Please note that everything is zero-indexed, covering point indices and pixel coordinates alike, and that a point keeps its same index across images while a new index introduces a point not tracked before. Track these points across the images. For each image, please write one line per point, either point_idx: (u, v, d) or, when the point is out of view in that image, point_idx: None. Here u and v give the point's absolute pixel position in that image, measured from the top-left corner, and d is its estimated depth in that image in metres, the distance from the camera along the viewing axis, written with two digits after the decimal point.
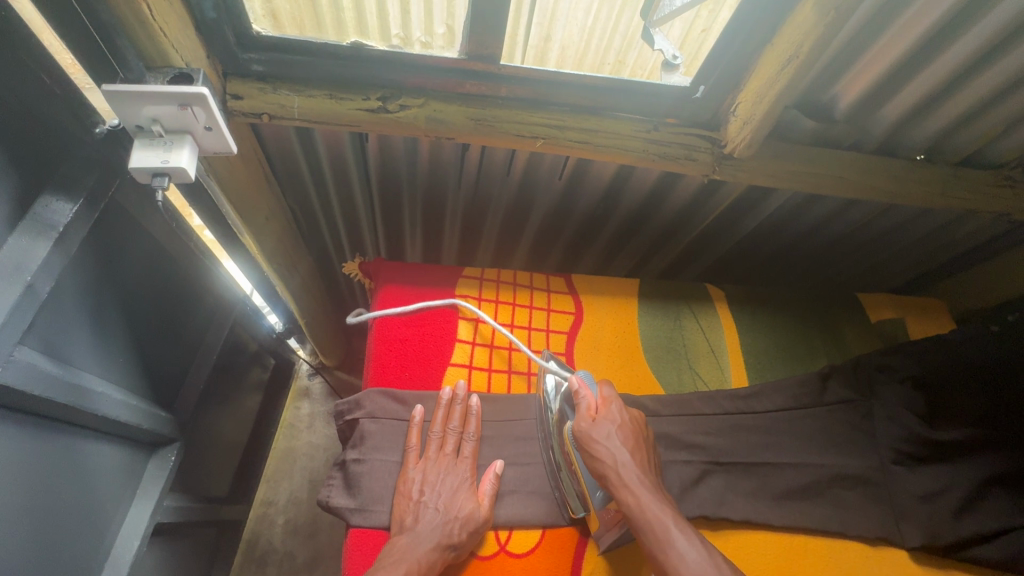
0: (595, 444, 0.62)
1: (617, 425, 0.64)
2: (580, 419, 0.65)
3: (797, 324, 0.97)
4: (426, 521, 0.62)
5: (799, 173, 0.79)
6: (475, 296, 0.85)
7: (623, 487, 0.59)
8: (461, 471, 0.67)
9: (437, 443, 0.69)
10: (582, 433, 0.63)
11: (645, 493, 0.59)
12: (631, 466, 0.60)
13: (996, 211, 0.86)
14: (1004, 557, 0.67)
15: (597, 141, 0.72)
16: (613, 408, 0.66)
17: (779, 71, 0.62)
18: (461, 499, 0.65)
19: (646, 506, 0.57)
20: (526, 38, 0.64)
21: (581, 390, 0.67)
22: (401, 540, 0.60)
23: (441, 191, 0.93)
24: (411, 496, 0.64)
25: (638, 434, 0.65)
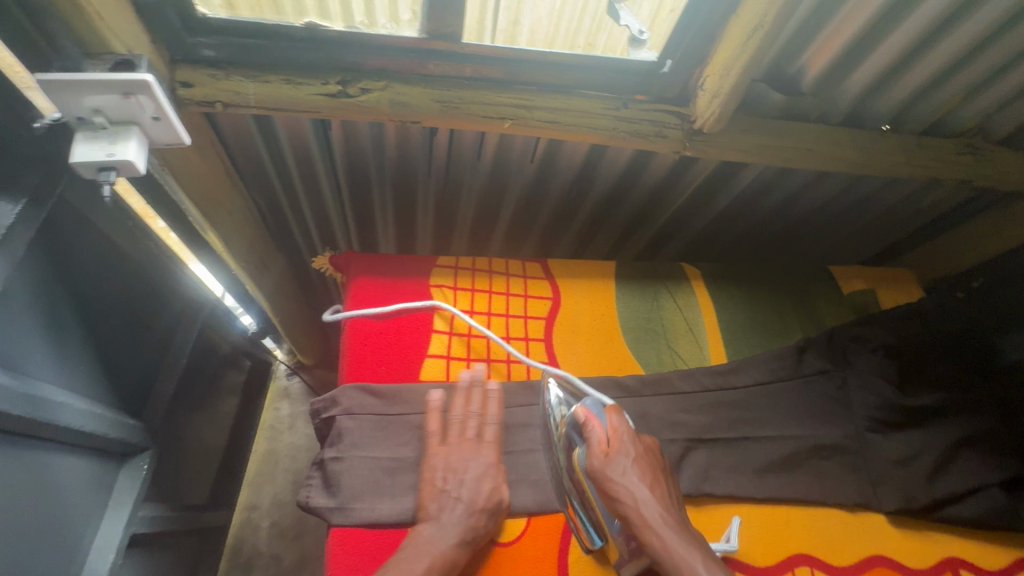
0: (613, 484, 0.58)
1: (631, 459, 0.60)
2: (593, 454, 0.61)
3: (775, 299, 0.94)
4: (449, 511, 0.60)
5: (768, 147, 0.78)
6: (450, 285, 0.81)
7: (649, 529, 0.56)
8: (482, 456, 0.65)
9: (459, 427, 0.67)
10: (597, 471, 0.59)
11: (673, 534, 0.55)
12: (653, 505, 0.57)
13: (959, 178, 0.88)
14: (951, 508, 0.75)
15: (567, 121, 0.69)
16: (623, 439, 0.62)
17: (741, 41, 0.60)
18: (484, 486, 0.62)
19: (674, 549, 0.54)
20: (494, 22, 0.62)
21: (590, 421, 0.63)
22: (422, 534, 0.58)
23: (411, 178, 0.93)
24: (433, 484, 0.62)
25: (653, 467, 0.61)
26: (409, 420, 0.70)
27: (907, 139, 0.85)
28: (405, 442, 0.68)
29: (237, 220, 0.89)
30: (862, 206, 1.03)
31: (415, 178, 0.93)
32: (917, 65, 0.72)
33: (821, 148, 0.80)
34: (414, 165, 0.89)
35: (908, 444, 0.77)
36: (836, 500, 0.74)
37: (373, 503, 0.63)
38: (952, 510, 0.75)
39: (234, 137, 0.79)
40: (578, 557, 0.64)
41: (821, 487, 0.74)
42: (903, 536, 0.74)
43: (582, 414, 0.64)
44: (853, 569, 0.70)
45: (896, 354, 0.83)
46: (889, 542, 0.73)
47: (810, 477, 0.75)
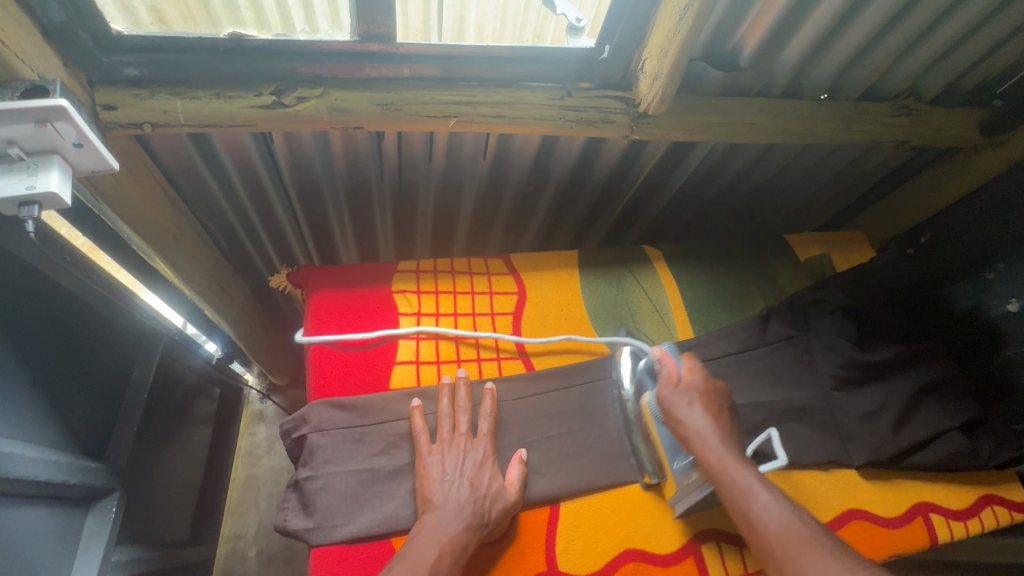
0: (677, 409, 0.66)
1: (698, 393, 0.68)
2: (663, 384, 0.69)
3: (738, 272, 0.95)
4: (453, 499, 0.60)
5: (713, 124, 0.79)
6: (413, 290, 0.79)
7: (704, 447, 0.63)
8: (480, 448, 0.65)
9: (450, 423, 0.67)
10: (666, 397, 0.68)
11: (727, 454, 0.62)
12: (713, 430, 0.64)
13: (898, 139, 0.92)
14: (917, 456, 0.78)
15: (512, 114, 0.69)
16: (695, 376, 0.70)
17: (674, 22, 0.61)
18: (485, 477, 0.63)
19: (728, 465, 0.61)
20: (439, 22, 0.63)
21: (664, 358, 0.71)
22: (427, 524, 0.58)
23: (364, 184, 0.91)
24: (434, 477, 0.62)
25: (718, 402, 0.69)
26: (382, 429, 0.68)
27: (845, 106, 0.87)
28: (381, 452, 0.67)
29: (185, 243, 0.85)
30: (811, 174, 1.05)
31: (368, 187, 0.91)
32: (847, 32, 0.74)
33: (766, 119, 0.82)
34: (365, 172, 0.87)
35: (872, 399, 0.80)
36: (810, 460, 0.76)
37: (351, 519, 0.62)
38: (919, 457, 0.78)
39: (170, 157, 0.76)
40: (564, 549, 0.64)
41: (795, 450, 0.76)
42: (875, 489, 0.77)
43: (657, 354, 0.72)
44: (831, 525, 0.73)
45: (854, 315, 0.86)
46: (863, 495, 0.76)
47: (784, 441, 0.77)
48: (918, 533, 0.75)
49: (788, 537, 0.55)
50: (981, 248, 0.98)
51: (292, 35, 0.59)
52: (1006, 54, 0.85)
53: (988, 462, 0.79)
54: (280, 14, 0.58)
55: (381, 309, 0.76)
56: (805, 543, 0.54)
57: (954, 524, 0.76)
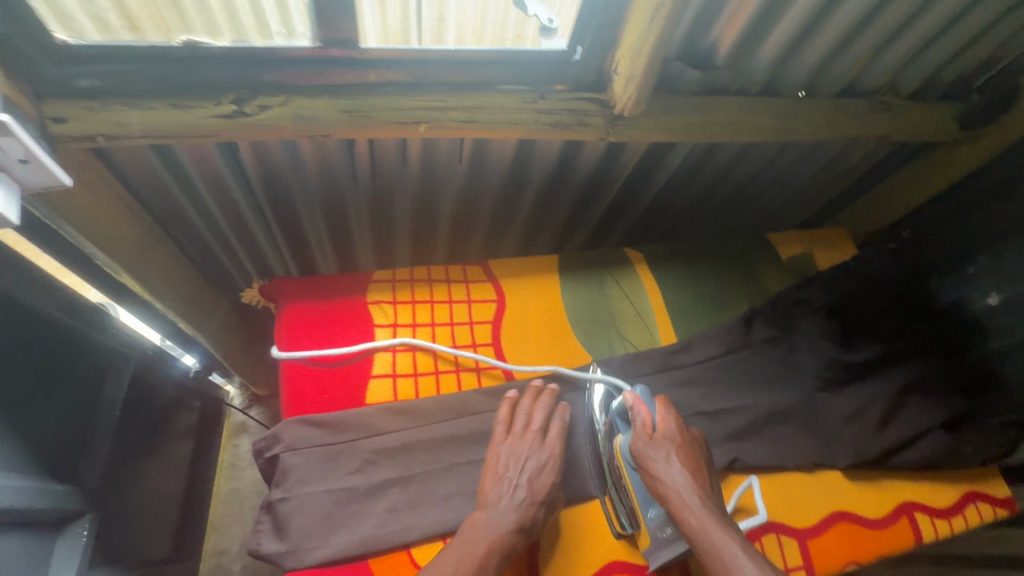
0: (654, 465, 0.63)
1: (675, 445, 0.65)
2: (637, 434, 0.66)
3: (721, 272, 0.94)
4: (507, 498, 0.62)
5: (691, 125, 0.78)
6: (389, 300, 0.78)
7: (683, 509, 0.60)
8: (547, 449, 0.66)
9: (525, 421, 0.69)
10: (640, 450, 0.65)
11: (707, 515, 0.59)
12: (691, 488, 0.61)
13: (877, 135, 0.91)
14: (901, 455, 0.77)
15: (484, 118, 0.67)
16: (670, 425, 0.67)
17: (646, 22, 0.60)
18: (545, 478, 0.64)
19: (709, 529, 0.58)
20: (418, 21, 0.62)
21: (637, 407, 0.68)
22: (478, 521, 0.60)
23: (338, 191, 0.88)
24: (498, 470, 0.64)
25: (694, 455, 0.65)
26: (358, 445, 0.67)
27: (824, 104, 0.86)
28: (357, 470, 0.65)
29: (154, 257, 0.83)
30: (792, 172, 1.05)
31: (343, 195, 0.89)
32: (824, 29, 0.73)
33: (745, 119, 0.81)
34: (338, 180, 0.85)
35: (856, 399, 0.79)
36: (796, 462, 0.76)
37: (327, 541, 0.61)
38: (904, 456, 0.77)
39: (134, 169, 0.73)
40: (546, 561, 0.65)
41: (780, 452, 0.76)
42: (860, 491, 0.76)
43: (631, 400, 0.69)
44: (817, 528, 0.72)
45: (838, 313, 0.85)
46: (848, 496, 0.76)
47: (769, 444, 0.76)
48: (903, 533, 0.74)
49: None
50: (966, 243, 0.98)
51: (268, 39, 0.58)
52: (983, 48, 0.85)
53: (970, 459, 0.79)
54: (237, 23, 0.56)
55: (356, 322, 0.74)
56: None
57: (939, 523, 0.76)
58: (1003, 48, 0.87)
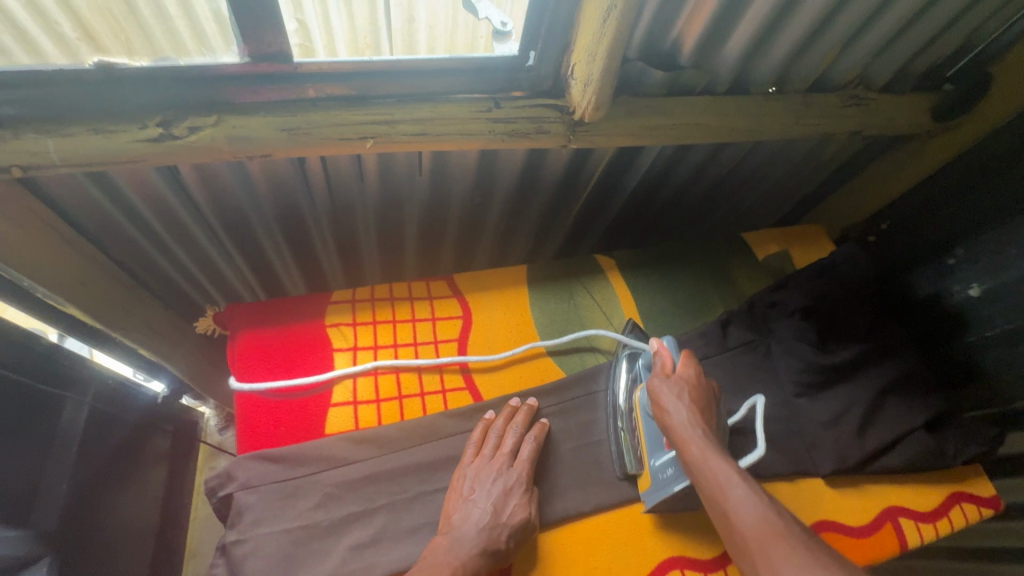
0: (663, 398, 0.62)
1: (689, 385, 0.63)
2: (654, 374, 0.66)
3: (696, 276, 0.91)
4: (470, 522, 0.59)
5: (657, 127, 0.75)
6: (349, 323, 0.74)
7: (686, 440, 0.58)
8: (517, 471, 0.64)
9: (495, 441, 0.66)
10: (653, 386, 0.64)
11: (709, 448, 0.57)
12: (696, 423, 0.59)
13: (850, 130, 0.88)
14: (884, 459, 0.75)
15: (436, 131, 0.63)
16: (689, 370, 0.65)
17: (598, 26, 0.56)
18: (513, 502, 0.61)
19: (708, 458, 0.56)
20: (388, 23, 0.63)
21: (660, 350, 0.68)
22: (438, 548, 0.57)
23: (295, 210, 0.85)
24: (461, 493, 0.62)
25: (709, 398, 0.64)
26: (318, 479, 0.63)
27: (794, 100, 0.84)
28: (317, 506, 0.62)
29: (99, 286, 0.79)
30: (766, 169, 1.03)
31: (300, 213, 0.85)
32: (789, 24, 0.71)
33: (712, 119, 0.78)
34: (293, 197, 0.81)
35: (837, 402, 0.77)
36: (777, 472, 0.73)
37: None
38: (887, 460, 0.75)
39: (71, 197, 0.69)
40: None
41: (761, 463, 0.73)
42: (843, 499, 0.74)
43: (656, 346, 0.69)
44: None
45: (814, 315, 0.83)
46: (829, 505, 0.74)
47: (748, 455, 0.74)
48: (888, 540, 0.72)
49: (762, 537, 0.50)
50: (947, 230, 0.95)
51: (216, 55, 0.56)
52: (954, 36, 0.83)
53: (955, 460, 0.77)
54: (166, 33, 0.55)
55: (314, 347, 0.71)
56: (777, 547, 0.49)
57: (924, 527, 0.74)
58: (974, 35, 0.84)
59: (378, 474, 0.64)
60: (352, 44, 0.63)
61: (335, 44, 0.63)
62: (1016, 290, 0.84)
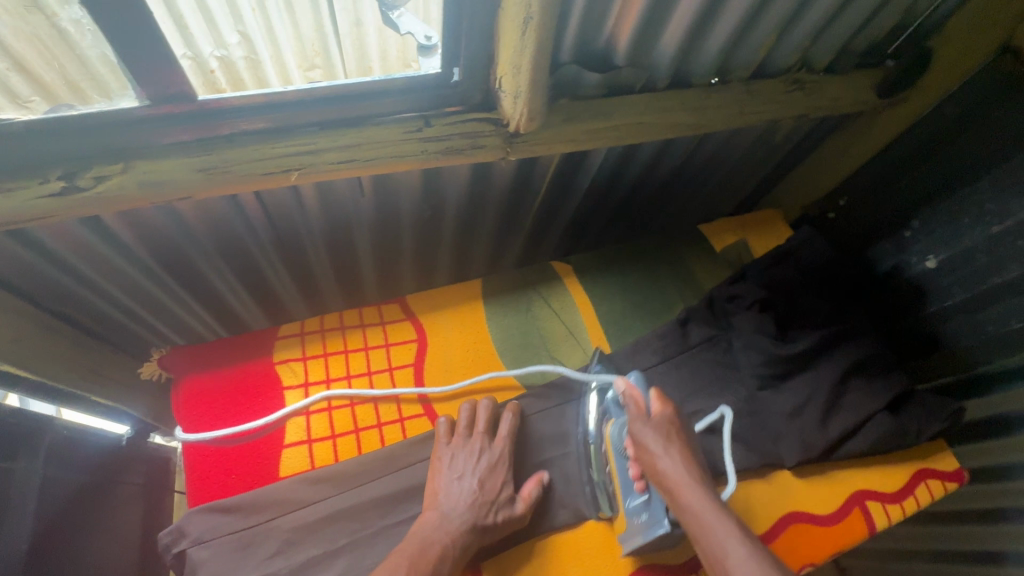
0: (647, 447, 0.64)
1: (671, 428, 0.65)
2: (631, 418, 0.67)
3: (653, 275, 0.91)
4: (456, 500, 0.62)
5: (598, 130, 0.73)
6: (298, 358, 0.72)
7: (680, 488, 0.61)
8: (496, 449, 0.67)
9: (469, 420, 0.68)
10: (635, 431, 0.65)
11: (703, 496, 0.60)
12: (684, 471, 0.62)
13: (797, 114, 0.88)
14: (847, 444, 0.76)
15: (365, 155, 0.61)
16: (664, 409, 0.67)
17: (517, 38, 0.54)
18: (496, 478, 0.65)
19: (698, 508, 0.59)
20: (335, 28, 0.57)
21: (630, 392, 0.68)
22: (428, 528, 0.59)
23: (239, 245, 0.82)
24: (444, 471, 0.64)
25: (686, 437, 0.66)
26: (273, 527, 0.61)
27: (736, 89, 0.82)
28: (275, 554, 0.60)
29: (35, 342, 0.76)
30: (719, 158, 1.02)
31: (242, 245, 0.82)
32: (721, 15, 0.69)
33: (655, 117, 0.76)
34: (232, 231, 0.78)
35: (798, 392, 0.77)
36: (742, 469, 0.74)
37: None
38: (850, 445, 0.76)
39: None
40: None
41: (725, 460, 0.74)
42: (809, 487, 0.75)
43: (623, 388, 0.69)
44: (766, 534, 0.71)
45: (770, 306, 0.83)
46: (795, 493, 0.75)
47: (713, 453, 0.74)
48: (855, 525, 0.73)
49: None
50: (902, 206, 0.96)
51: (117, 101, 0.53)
52: (890, 14, 0.82)
53: (917, 439, 0.78)
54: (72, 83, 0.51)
55: (262, 386, 0.69)
56: None
57: (890, 508, 0.75)
58: (910, 11, 0.84)
59: (337, 513, 0.63)
60: (301, 56, 0.59)
61: (283, 56, 0.58)
62: (975, 258, 0.88)
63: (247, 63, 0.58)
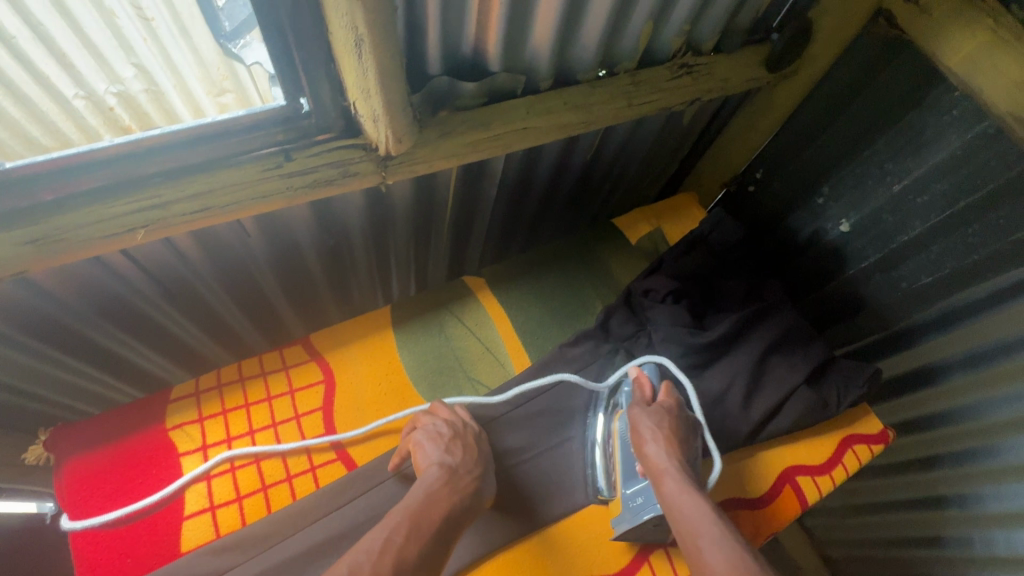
0: (641, 430, 0.66)
1: (669, 414, 0.68)
2: (637, 401, 0.71)
3: (569, 278, 0.91)
4: (453, 461, 0.61)
5: (481, 140, 0.71)
6: (194, 420, 0.68)
7: (662, 474, 0.61)
8: (471, 423, 0.69)
9: (438, 408, 0.69)
10: (635, 413, 0.69)
11: (686, 483, 0.60)
12: (676, 459, 0.63)
13: (688, 98, 0.86)
14: (772, 424, 0.76)
15: (222, 200, 0.57)
16: (671, 398, 0.70)
17: (355, 62, 0.51)
18: (480, 445, 0.67)
19: (679, 494, 0.58)
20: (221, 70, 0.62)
21: (641, 377, 0.73)
22: (435, 480, 0.58)
23: (125, 306, 0.77)
24: (426, 444, 0.63)
25: (684, 429, 0.68)
26: None
27: (623, 80, 0.81)
28: None
29: None
30: (627, 149, 1.02)
31: (129, 305, 0.77)
32: (588, 9, 0.67)
33: (538, 120, 0.74)
34: (110, 293, 0.73)
35: (719, 378, 0.77)
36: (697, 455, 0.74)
37: None
38: (774, 423, 0.76)
39: None
40: None
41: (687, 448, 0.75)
42: (739, 473, 0.76)
43: (634, 374, 0.74)
44: None
45: (684, 295, 0.83)
46: (728, 479, 0.75)
47: None
48: (786, 502, 0.74)
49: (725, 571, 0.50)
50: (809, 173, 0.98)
51: None
52: None
53: (839, 407, 0.78)
54: None
55: (157, 456, 0.65)
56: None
57: (821, 481, 0.76)
58: None
59: None
60: (208, 82, 0.62)
61: (189, 85, 0.61)
62: (882, 219, 0.89)
63: (149, 95, 0.61)
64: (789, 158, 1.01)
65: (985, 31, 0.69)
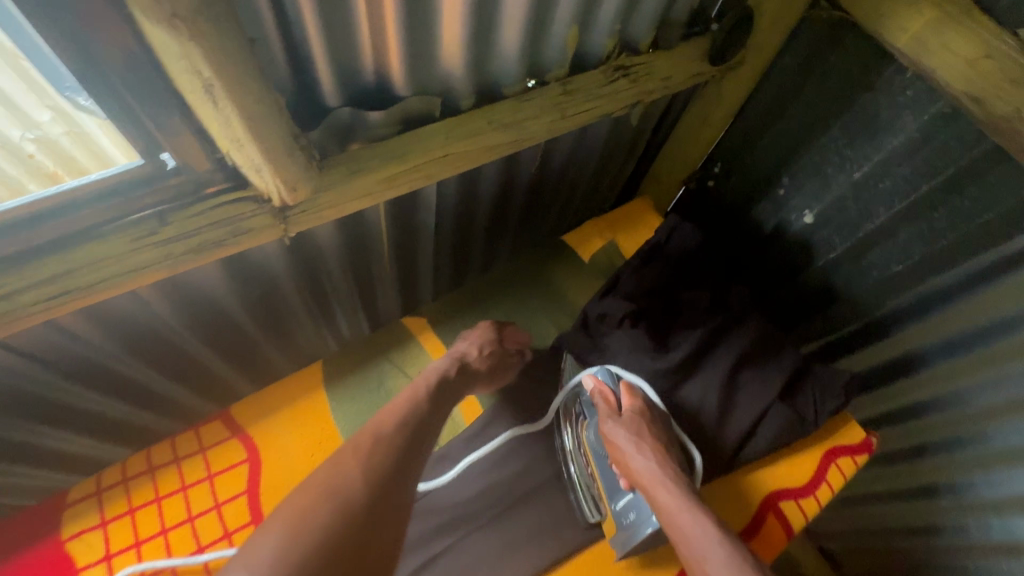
0: (620, 448, 0.63)
1: (644, 422, 0.65)
2: (604, 414, 0.67)
3: (522, 308, 0.85)
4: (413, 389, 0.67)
5: (398, 174, 0.63)
6: (97, 524, 0.63)
7: (654, 487, 0.60)
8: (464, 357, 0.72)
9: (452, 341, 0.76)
10: (608, 429, 0.65)
11: (680, 495, 0.59)
12: (664, 471, 0.61)
13: (626, 103, 0.79)
14: (746, 448, 0.71)
15: (82, 282, 0.49)
16: (637, 402, 0.67)
17: (213, 109, 0.43)
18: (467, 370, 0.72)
19: (678, 507, 0.58)
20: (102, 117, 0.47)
21: (598, 390, 0.69)
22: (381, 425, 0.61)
23: (25, 397, 0.68)
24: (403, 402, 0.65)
25: (661, 432, 0.66)
26: None
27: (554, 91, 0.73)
28: None
29: None
30: (574, 161, 0.95)
31: (30, 395, 0.68)
32: (499, 20, 0.60)
33: (460, 144, 0.66)
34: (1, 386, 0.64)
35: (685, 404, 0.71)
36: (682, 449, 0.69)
37: None
38: (749, 447, 0.71)
39: None
40: None
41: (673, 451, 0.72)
42: (718, 504, 0.71)
43: (592, 386, 0.70)
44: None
45: (643, 315, 0.77)
46: None
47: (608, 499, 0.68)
48: (771, 532, 0.69)
49: None
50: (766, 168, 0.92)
51: None
52: None
53: (818, 420, 0.73)
54: None
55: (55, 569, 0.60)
56: None
57: (806, 503, 0.71)
58: None
59: None
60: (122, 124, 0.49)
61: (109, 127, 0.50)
62: (844, 210, 0.85)
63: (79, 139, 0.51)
64: (743, 153, 0.95)
65: (930, 6, 0.61)
